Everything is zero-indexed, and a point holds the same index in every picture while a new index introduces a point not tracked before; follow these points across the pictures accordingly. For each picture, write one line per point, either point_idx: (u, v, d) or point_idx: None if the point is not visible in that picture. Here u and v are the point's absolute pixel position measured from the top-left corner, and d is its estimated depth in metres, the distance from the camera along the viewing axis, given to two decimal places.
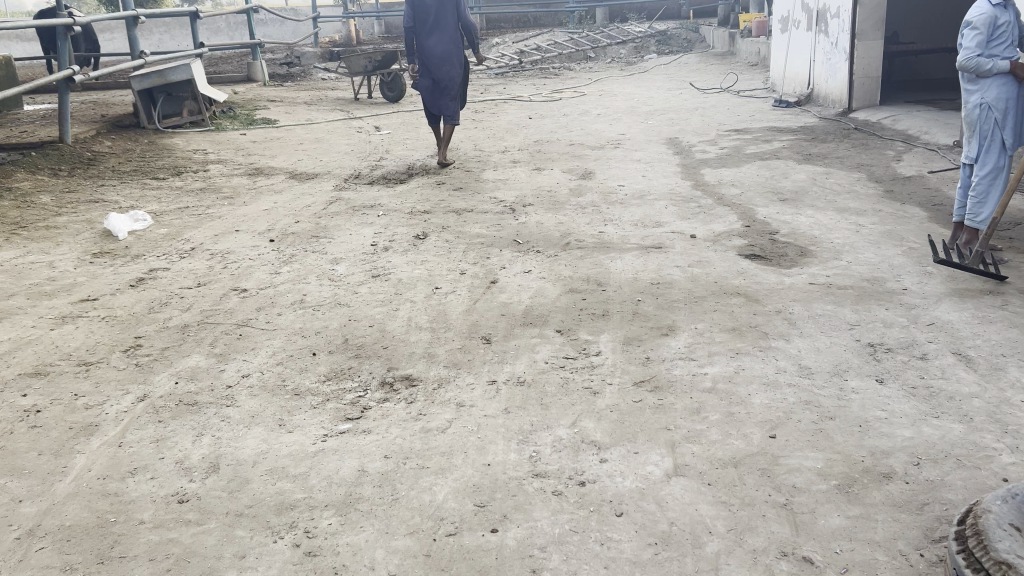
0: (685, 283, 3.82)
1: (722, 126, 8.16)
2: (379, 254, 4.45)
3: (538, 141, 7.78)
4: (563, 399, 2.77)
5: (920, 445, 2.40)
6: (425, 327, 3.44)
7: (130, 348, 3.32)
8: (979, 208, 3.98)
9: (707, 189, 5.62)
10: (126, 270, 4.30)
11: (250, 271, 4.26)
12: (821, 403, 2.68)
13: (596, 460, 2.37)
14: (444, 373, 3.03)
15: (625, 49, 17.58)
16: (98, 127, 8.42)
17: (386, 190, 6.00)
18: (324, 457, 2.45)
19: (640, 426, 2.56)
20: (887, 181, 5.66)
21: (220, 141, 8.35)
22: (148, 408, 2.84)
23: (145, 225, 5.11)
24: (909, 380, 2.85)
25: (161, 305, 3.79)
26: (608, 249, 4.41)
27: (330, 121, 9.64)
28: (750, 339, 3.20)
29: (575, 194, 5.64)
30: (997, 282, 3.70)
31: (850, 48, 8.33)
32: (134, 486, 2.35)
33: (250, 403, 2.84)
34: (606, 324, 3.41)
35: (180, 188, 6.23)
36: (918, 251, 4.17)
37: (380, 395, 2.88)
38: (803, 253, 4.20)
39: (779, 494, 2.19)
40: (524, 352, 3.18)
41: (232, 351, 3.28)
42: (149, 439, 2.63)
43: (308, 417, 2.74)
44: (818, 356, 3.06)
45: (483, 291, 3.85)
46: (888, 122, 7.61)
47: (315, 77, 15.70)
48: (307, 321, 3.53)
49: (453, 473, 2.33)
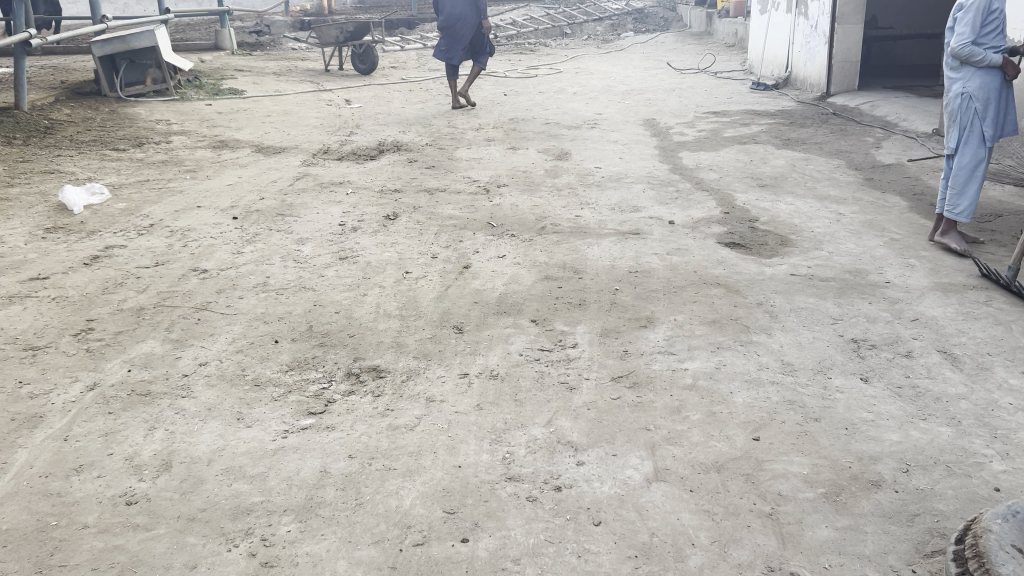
0: (664, 271, 3.71)
1: (699, 107, 8.05)
2: (346, 235, 4.29)
3: (513, 119, 7.60)
4: (538, 395, 2.64)
5: (908, 451, 2.31)
6: (394, 315, 3.29)
7: (81, 332, 3.14)
8: (956, 200, 3.91)
9: (685, 173, 5.51)
10: (80, 246, 4.09)
11: (211, 250, 4.08)
12: (805, 404, 2.58)
13: (572, 463, 2.26)
14: (413, 365, 2.90)
15: (602, 27, 17.41)
16: (57, 95, 8.11)
17: (356, 167, 5.81)
18: (284, 456, 2.31)
19: (618, 427, 2.44)
20: (867, 168, 5.57)
21: (184, 111, 8.09)
22: (97, 398, 2.67)
23: (103, 199, 4.89)
24: (895, 379, 2.76)
25: (116, 285, 3.61)
26: (585, 234, 4.28)
27: (299, 93, 9.39)
28: (730, 333, 3.09)
29: (550, 175, 5.51)
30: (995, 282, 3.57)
31: (830, 32, 8.24)
32: (79, 486, 2.19)
33: (207, 395, 2.69)
34: (583, 314, 3.30)
35: (140, 159, 6.00)
36: (900, 243, 4.09)
37: (346, 387, 2.74)
38: (783, 243, 4.11)
39: (764, 503, 2.08)
40: (498, 343, 3.05)
41: (190, 336, 3.12)
42: (96, 433, 2.46)
43: (269, 410, 2.59)
44: (801, 352, 2.96)
45: (455, 277, 3.71)
46: (867, 108, 7.54)
47: (286, 46, 15.31)
48: (270, 306, 3.37)
49: (422, 476, 2.20)
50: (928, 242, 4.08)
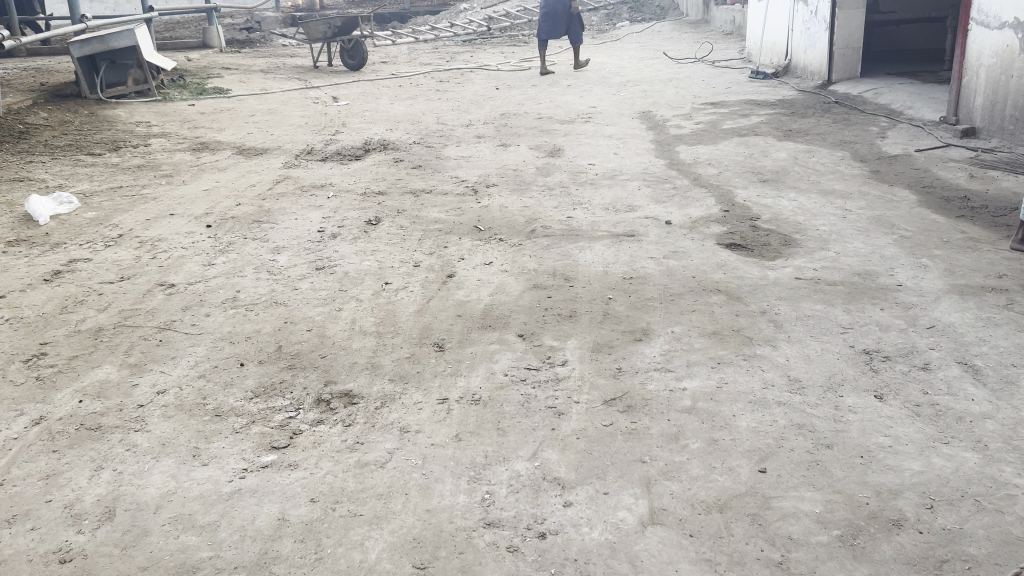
0: (661, 277, 3.48)
1: (697, 98, 7.81)
2: (324, 242, 4.05)
3: (504, 114, 7.35)
4: (522, 423, 2.42)
5: (931, 482, 2.08)
6: (370, 332, 3.06)
7: (32, 358, 2.91)
8: None
9: (682, 168, 5.27)
10: (42, 260, 3.86)
11: (181, 261, 3.86)
12: (815, 427, 2.35)
13: (558, 505, 2.03)
14: (389, 389, 2.67)
15: (597, 16, 17.17)
16: (34, 97, 7.85)
17: (340, 168, 5.57)
18: (239, 501, 2.08)
19: (610, 459, 2.21)
20: (873, 160, 5.34)
21: (166, 112, 7.85)
22: (42, 434, 2.44)
23: (71, 208, 4.66)
24: (912, 397, 2.53)
25: (76, 303, 3.38)
26: (576, 237, 4.05)
27: (285, 90, 9.16)
28: (732, 345, 2.86)
29: (542, 173, 5.29)
30: (1017, 283, 3.32)
31: (831, 18, 8.00)
32: (9, 541, 1.97)
33: (162, 428, 2.46)
34: (574, 327, 3.07)
35: (116, 164, 5.77)
36: (910, 241, 3.86)
37: (315, 416, 2.51)
38: (787, 242, 3.88)
39: (773, 549, 1.86)
40: (481, 361, 2.83)
41: (150, 360, 2.89)
42: (36, 476, 2.23)
43: (228, 445, 2.37)
44: (809, 366, 2.73)
45: (438, 287, 3.49)
46: (870, 95, 7.30)
47: (275, 42, 15.07)
48: (238, 324, 3.14)
49: (391, 523, 1.97)
50: (1011, 251, 3.68)
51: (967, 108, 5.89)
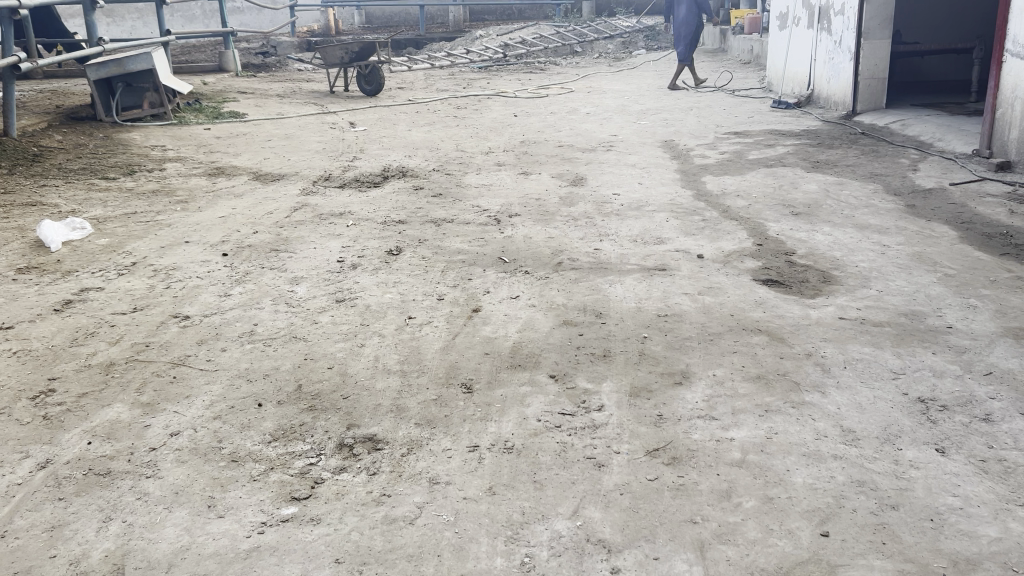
0: (697, 315, 3.32)
1: (720, 128, 7.68)
2: (344, 274, 3.91)
3: (523, 142, 7.23)
4: (560, 475, 2.25)
5: (1010, 550, 1.91)
6: (394, 371, 2.91)
7: (39, 396, 2.76)
8: None
9: (710, 200, 5.13)
10: (53, 289, 3.73)
11: (196, 291, 3.72)
12: (876, 485, 2.18)
13: (605, 571, 1.87)
14: (416, 434, 2.51)
15: (613, 44, 17.21)
16: (49, 119, 7.77)
17: (358, 196, 5.45)
18: (257, 561, 1.93)
19: (658, 518, 2.05)
20: (906, 193, 5.18)
21: (181, 136, 7.76)
22: (47, 480, 2.29)
23: (84, 234, 4.55)
24: (976, 451, 2.36)
25: (87, 335, 3.24)
26: (605, 270, 3.90)
27: (301, 115, 9.08)
28: (779, 392, 2.70)
29: (566, 203, 5.15)
30: None
31: (857, 47, 7.87)
32: None
33: (174, 474, 2.30)
34: (609, 368, 2.91)
35: (131, 189, 5.66)
36: (956, 279, 3.70)
37: (337, 463, 2.36)
38: (826, 279, 3.72)
39: None
40: (512, 405, 2.67)
41: (163, 399, 2.74)
42: (41, 527, 2.08)
43: (245, 494, 2.21)
44: (863, 416, 2.56)
45: (463, 323, 3.33)
46: (897, 127, 7.16)
47: (291, 67, 15.09)
48: (257, 360, 2.99)
49: None
50: None
51: (1001, 141, 5.75)
